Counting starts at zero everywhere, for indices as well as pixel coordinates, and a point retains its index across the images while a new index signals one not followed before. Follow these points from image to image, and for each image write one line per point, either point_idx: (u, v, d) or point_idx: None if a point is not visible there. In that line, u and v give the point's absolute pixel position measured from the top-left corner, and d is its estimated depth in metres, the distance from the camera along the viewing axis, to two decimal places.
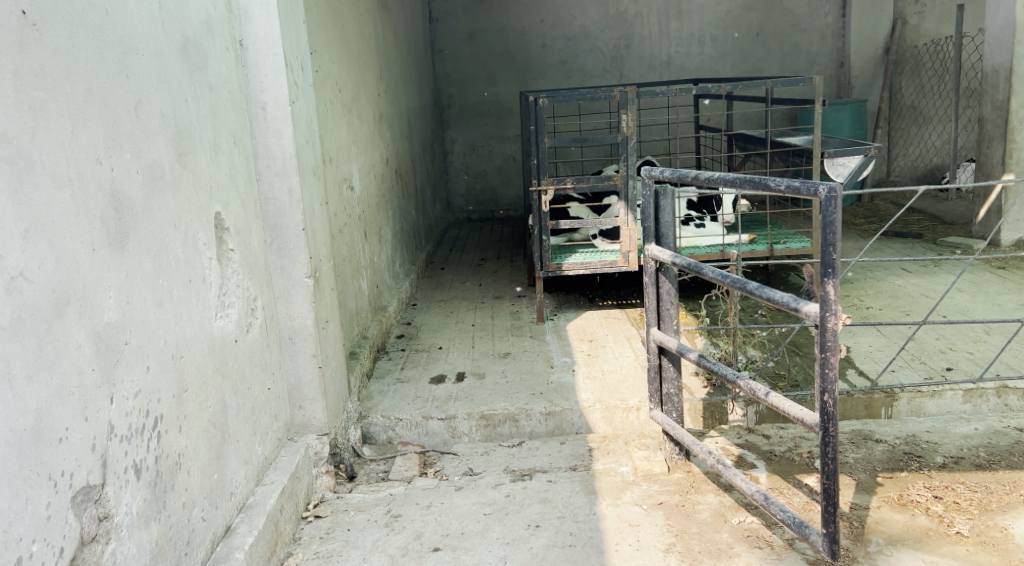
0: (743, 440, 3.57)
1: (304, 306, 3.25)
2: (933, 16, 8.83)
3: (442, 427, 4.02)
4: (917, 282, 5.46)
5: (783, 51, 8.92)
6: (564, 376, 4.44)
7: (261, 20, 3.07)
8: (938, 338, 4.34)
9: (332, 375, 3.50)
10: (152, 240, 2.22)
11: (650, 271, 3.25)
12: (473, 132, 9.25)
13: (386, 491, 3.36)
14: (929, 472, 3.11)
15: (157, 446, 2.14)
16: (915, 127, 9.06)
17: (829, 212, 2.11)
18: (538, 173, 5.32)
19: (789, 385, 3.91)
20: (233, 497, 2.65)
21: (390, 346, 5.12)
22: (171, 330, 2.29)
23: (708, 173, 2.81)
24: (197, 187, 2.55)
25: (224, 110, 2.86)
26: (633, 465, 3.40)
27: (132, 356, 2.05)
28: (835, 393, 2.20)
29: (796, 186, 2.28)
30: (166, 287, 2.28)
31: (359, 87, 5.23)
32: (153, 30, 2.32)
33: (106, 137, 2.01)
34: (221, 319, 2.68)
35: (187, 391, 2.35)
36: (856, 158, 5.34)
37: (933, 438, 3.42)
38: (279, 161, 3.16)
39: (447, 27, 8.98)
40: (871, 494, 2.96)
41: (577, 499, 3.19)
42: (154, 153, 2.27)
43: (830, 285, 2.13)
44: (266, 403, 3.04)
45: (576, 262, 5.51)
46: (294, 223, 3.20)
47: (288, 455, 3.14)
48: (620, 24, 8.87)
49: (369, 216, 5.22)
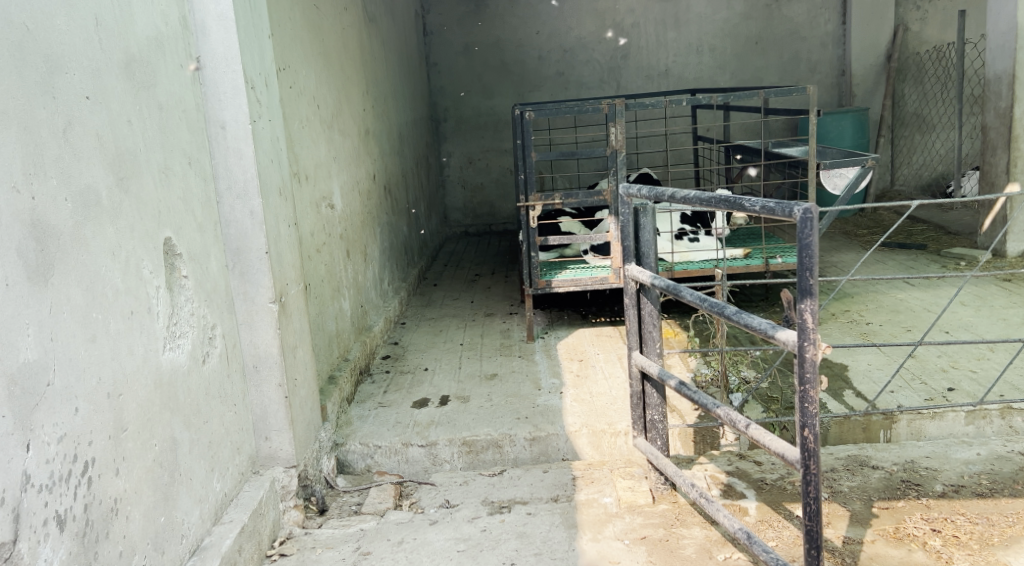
0: (734, 467, 3.39)
1: (269, 333, 3.11)
2: (935, 22, 8.66)
3: (422, 454, 3.87)
4: (920, 295, 5.28)
5: (782, 60, 8.76)
6: (551, 399, 4.27)
7: (219, 36, 2.95)
8: (939, 357, 4.17)
9: (302, 403, 3.36)
10: (83, 271, 2.07)
11: (631, 292, 3.09)
12: (469, 145, 9.13)
13: (357, 526, 3.20)
14: (928, 502, 2.93)
15: (87, 493, 2.00)
16: (919, 135, 8.88)
17: (805, 234, 1.95)
18: (526, 188, 5.18)
19: (782, 409, 3.72)
20: (185, 540, 2.50)
21: (375, 367, 4.98)
22: (107, 367, 2.13)
23: (685, 192, 2.67)
24: (142, 214, 2.41)
25: (177, 130, 2.72)
26: (617, 496, 3.21)
27: (56, 398, 1.91)
28: (816, 428, 2.02)
29: (770, 207, 2.12)
30: (101, 321, 2.13)
31: (342, 102, 5.11)
32: (88, 48, 2.19)
33: (26, 162, 1.88)
34: (171, 351, 2.53)
35: (127, 431, 2.21)
36: (853, 169, 5.09)
37: (934, 463, 3.23)
38: (240, 182, 3.02)
39: (442, 40, 8.88)
40: (866, 526, 2.77)
41: (556, 533, 3.02)
42: (88, 178, 2.13)
43: (808, 311, 1.97)
44: (226, 436, 2.89)
45: (566, 279, 5.34)
46: (255, 246, 3.06)
47: (251, 490, 2.99)
48: (617, 35, 8.74)
49: (353, 236, 5.09)
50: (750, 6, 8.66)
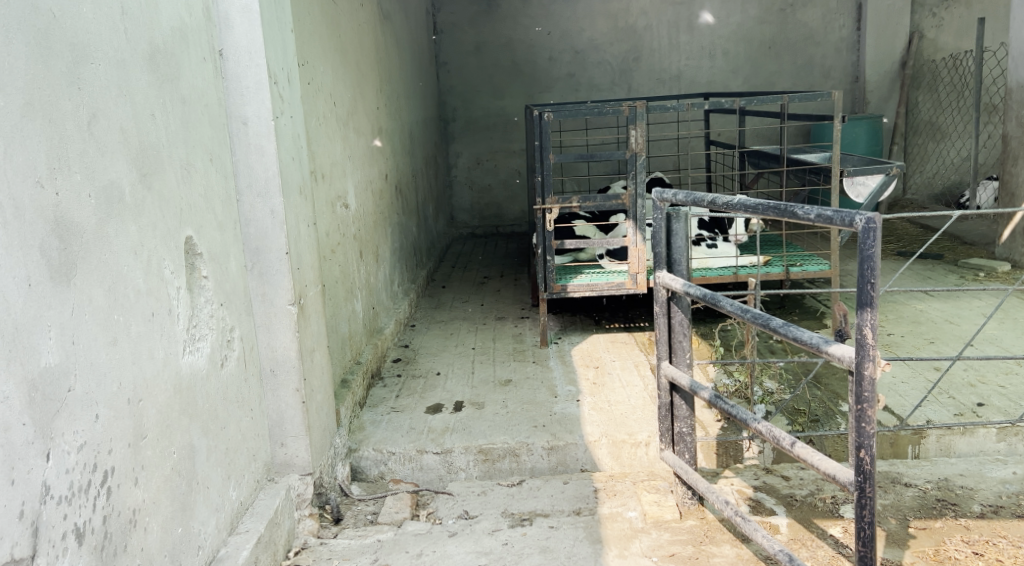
0: (761, 481, 3.29)
1: (287, 337, 3.02)
2: (951, 29, 8.58)
3: (437, 462, 3.77)
4: (941, 306, 5.20)
5: (796, 64, 8.68)
6: (568, 407, 4.17)
7: (244, 29, 2.85)
8: (966, 371, 4.07)
9: (318, 409, 3.26)
10: (106, 270, 1.98)
11: (662, 300, 2.99)
12: (478, 146, 9.04)
13: (374, 537, 3.10)
14: (967, 523, 2.83)
15: (106, 504, 1.90)
16: (932, 144, 8.83)
17: (867, 245, 1.86)
18: (543, 190, 5.08)
19: (808, 422, 3.63)
20: (200, 551, 2.40)
21: (386, 371, 4.88)
22: (128, 371, 2.04)
23: (726, 198, 2.56)
24: (165, 212, 2.31)
25: (200, 125, 2.63)
26: (642, 510, 3.12)
27: (77, 405, 1.81)
28: (872, 449, 1.93)
29: (828, 215, 2.02)
30: (122, 323, 2.03)
31: (357, 99, 5.01)
32: (113, 38, 2.09)
33: (50, 156, 1.79)
34: (191, 354, 2.43)
35: (147, 438, 2.11)
36: (877, 176, 5.00)
37: (969, 482, 3.14)
38: (262, 180, 2.93)
39: (452, 39, 8.78)
40: (904, 548, 2.67)
41: (581, 548, 2.93)
42: (112, 173, 2.04)
43: (867, 325, 1.88)
44: (242, 442, 2.79)
45: (582, 284, 5.25)
46: (276, 246, 2.97)
47: (267, 498, 2.90)
48: (629, 37, 8.65)
49: (366, 235, 4.99)
50: (764, 10, 8.57)
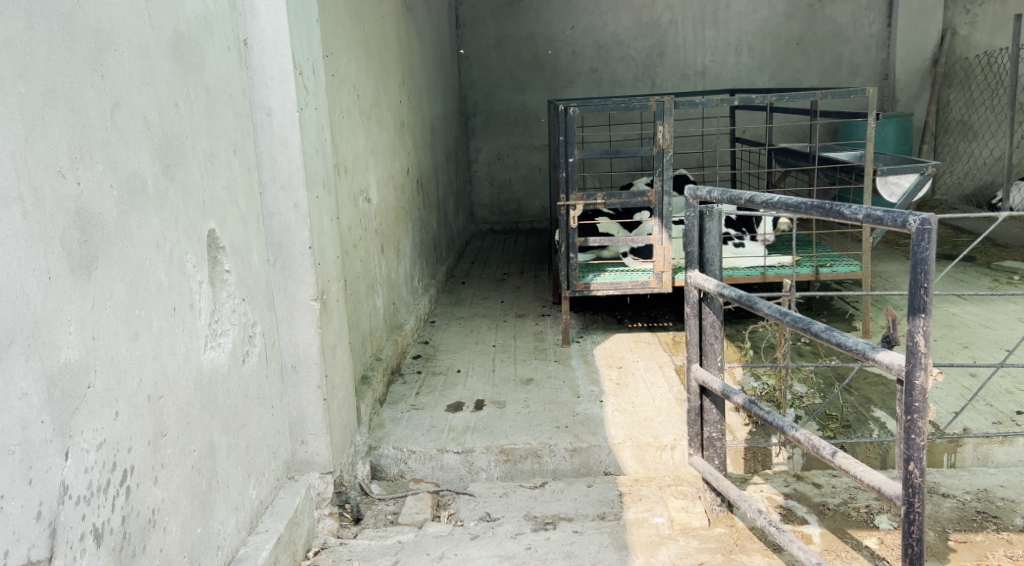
0: (791, 488, 3.21)
1: (309, 333, 2.96)
2: (984, 27, 8.46)
3: (458, 462, 3.71)
4: (975, 310, 5.07)
5: (824, 62, 8.53)
6: (592, 408, 4.09)
7: (268, 18, 2.78)
8: (1004, 378, 3.95)
9: (339, 406, 3.21)
10: (127, 263, 1.92)
11: (693, 300, 2.90)
12: (498, 141, 8.96)
13: (395, 538, 3.03)
14: (1009, 537, 2.73)
15: (126, 504, 1.85)
16: (963, 144, 8.68)
17: (921, 248, 1.77)
18: (567, 186, 4.98)
19: (840, 428, 3.52)
20: (219, 551, 2.34)
21: (405, 367, 4.82)
22: (150, 367, 1.99)
23: (764, 195, 2.46)
24: (187, 204, 2.25)
25: (223, 116, 2.57)
26: (669, 516, 3.04)
27: (96, 402, 1.76)
28: (922, 462, 1.85)
29: (877, 216, 1.93)
30: (144, 318, 1.98)
31: (380, 92, 4.94)
32: (137, 24, 2.03)
33: (72, 145, 1.73)
34: (212, 349, 2.38)
35: (167, 436, 2.06)
36: (911, 176, 4.88)
37: (1009, 494, 3.04)
38: (285, 172, 2.88)
39: (474, 33, 8.70)
40: (944, 561, 2.58)
41: (606, 555, 2.85)
42: (134, 164, 1.98)
43: (919, 332, 1.79)
44: (263, 441, 2.74)
45: (605, 282, 5.16)
46: (299, 241, 2.91)
47: (287, 497, 2.84)
48: (654, 32, 8.54)
49: (387, 230, 4.93)
50: (792, 6, 8.42)
